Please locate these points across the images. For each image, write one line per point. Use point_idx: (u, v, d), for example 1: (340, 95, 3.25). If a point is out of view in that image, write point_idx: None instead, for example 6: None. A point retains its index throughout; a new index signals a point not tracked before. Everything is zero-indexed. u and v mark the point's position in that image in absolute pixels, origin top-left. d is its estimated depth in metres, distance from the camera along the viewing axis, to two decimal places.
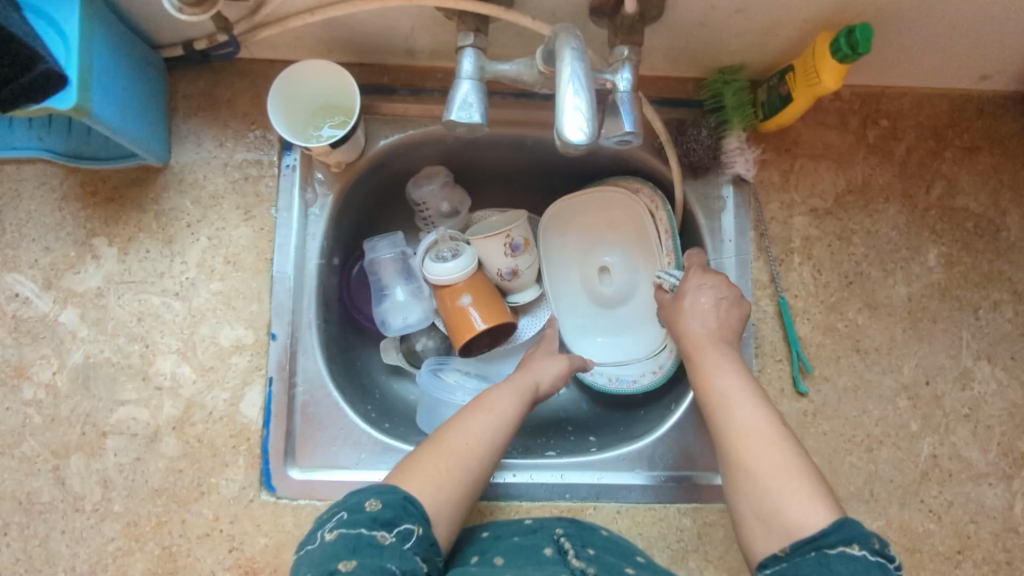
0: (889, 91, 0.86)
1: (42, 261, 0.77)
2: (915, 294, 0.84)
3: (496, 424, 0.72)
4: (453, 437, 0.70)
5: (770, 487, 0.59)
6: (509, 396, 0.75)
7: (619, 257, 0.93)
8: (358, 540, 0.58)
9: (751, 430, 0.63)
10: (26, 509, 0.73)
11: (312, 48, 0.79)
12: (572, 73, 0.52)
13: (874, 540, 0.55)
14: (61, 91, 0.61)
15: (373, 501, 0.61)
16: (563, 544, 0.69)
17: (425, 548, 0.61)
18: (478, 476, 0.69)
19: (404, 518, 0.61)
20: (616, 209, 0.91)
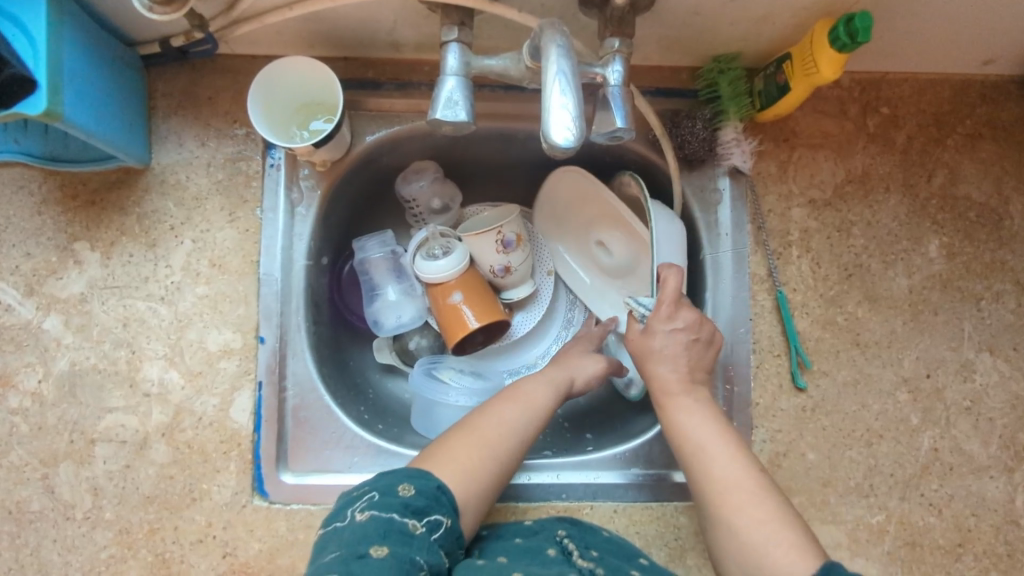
0: (889, 76, 0.83)
1: (23, 267, 0.75)
2: (916, 285, 0.82)
3: (531, 418, 0.72)
4: (487, 426, 0.70)
5: (754, 541, 0.62)
6: (545, 391, 0.75)
7: (615, 232, 0.89)
8: (389, 526, 0.59)
9: (730, 481, 0.65)
10: (16, 518, 0.72)
11: (293, 42, 0.76)
12: (558, 69, 0.50)
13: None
14: (31, 96, 0.59)
15: (407, 487, 0.62)
16: (566, 545, 0.69)
17: (450, 540, 0.62)
18: (507, 467, 0.69)
19: (434, 508, 0.62)
20: (589, 192, 0.89)
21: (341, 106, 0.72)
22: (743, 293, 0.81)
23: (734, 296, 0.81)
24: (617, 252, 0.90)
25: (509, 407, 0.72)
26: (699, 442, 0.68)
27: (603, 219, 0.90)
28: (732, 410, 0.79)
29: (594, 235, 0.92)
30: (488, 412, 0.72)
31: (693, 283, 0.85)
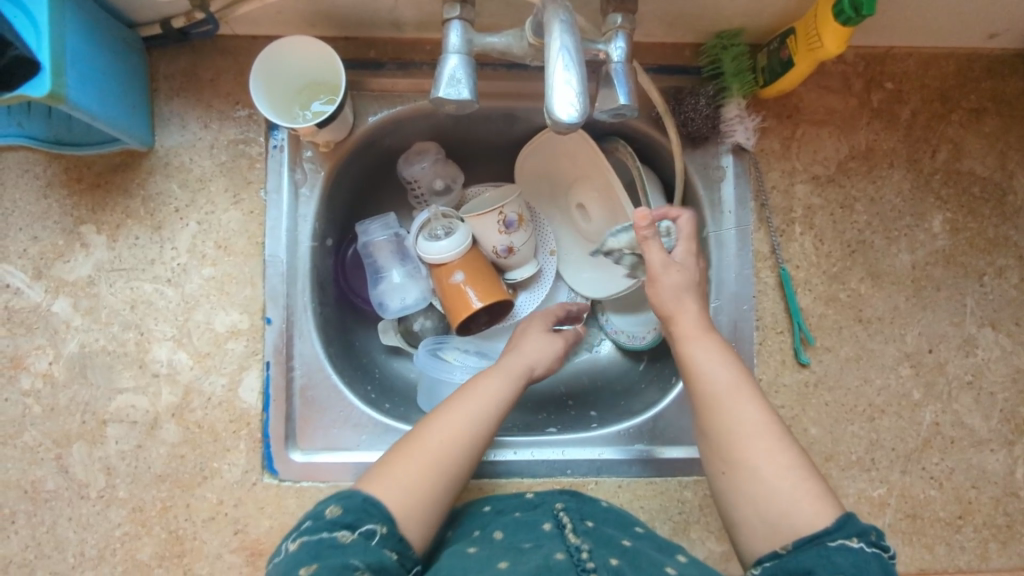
0: (894, 51, 0.83)
1: (30, 251, 0.75)
2: (919, 261, 0.82)
3: (484, 416, 0.70)
4: (432, 428, 0.68)
5: (780, 489, 0.62)
6: (499, 386, 0.72)
7: (593, 196, 0.89)
8: (320, 545, 0.58)
9: (752, 431, 0.64)
10: (31, 497, 0.74)
11: (294, 22, 0.76)
12: (561, 45, 0.49)
13: (870, 531, 0.58)
14: (34, 78, 0.59)
15: (333, 508, 0.61)
16: (562, 519, 0.69)
17: (392, 542, 0.61)
18: (460, 472, 0.67)
19: (365, 518, 0.61)
20: (576, 151, 0.88)
21: (343, 86, 0.71)
22: (746, 271, 0.81)
23: (738, 274, 0.81)
24: (595, 219, 0.90)
25: (456, 405, 0.70)
26: (721, 387, 0.67)
27: (586, 182, 0.89)
28: None
29: (574, 198, 0.92)
30: (437, 414, 0.69)
31: None
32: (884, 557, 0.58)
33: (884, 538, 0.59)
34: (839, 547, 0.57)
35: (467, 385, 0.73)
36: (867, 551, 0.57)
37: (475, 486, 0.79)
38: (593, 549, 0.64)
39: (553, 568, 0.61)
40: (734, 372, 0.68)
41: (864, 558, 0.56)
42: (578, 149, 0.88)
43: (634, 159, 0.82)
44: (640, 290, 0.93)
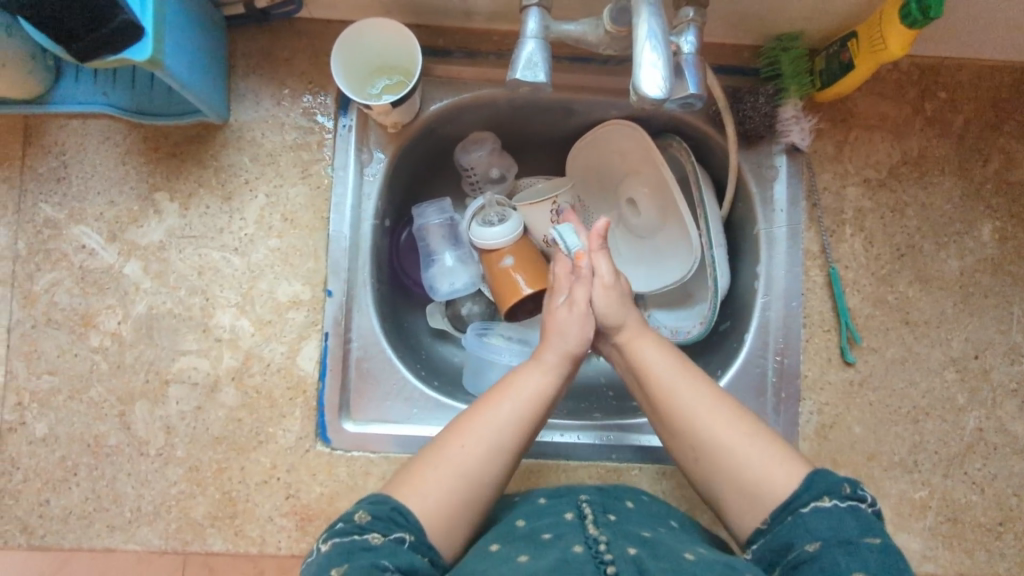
0: (949, 61, 0.84)
1: (107, 214, 0.78)
2: (967, 268, 0.83)
3: (515, 419, 0.68)
4: (454, 440, 0.67)
5: (754, 458, 0.65)
6: (535, 383, 0.71)
7: (646, 190, 0.91)
8: (351, 546, 0.59)
9: (704, 410, 0.68)
10: (94, 451, 0.76)
11: (370, 7, 0.79)
12: (648, 29, 0.53)
13: (844, 486, 0.61)
14: (137, 44, 0.62)
15: (363, 513, 0.62)
16: (584, 510, 0.68)
17: (422, 549, 0.62)
18: (486, 479, 0.66)
19: (395, 526, 0.61)
20: (629, 146, 0.89)
21: (418, 68, 0.74)
22: (795, 268, 0.82)
23: (787, 271, 0.82)
24: (646, 214, 0.92)
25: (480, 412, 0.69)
26: (674, 368, 0.70)
27: (638, 177, 0.91)
28: (781, 382, 0.81)
29: (625, 193, 0.93)
30: (467, 420, 0.68)
31: (746, 258, 0.87)
32: (860, 506, 0.60)
33: (861, 488, 0.62)
34: (812, 512, 0.60)
35: (499, 384, 0.72)
36: (840, 506, 0.60)
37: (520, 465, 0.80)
38: (610, 540, 0.62)
39: (572, 560, 0.58)
40: (678, 360, 0.71)
41: (836, 514, 0.60)
42: (632, 144, 0.89)
43: (691, 156, 0.84)
44: (686, 286, 0.93)
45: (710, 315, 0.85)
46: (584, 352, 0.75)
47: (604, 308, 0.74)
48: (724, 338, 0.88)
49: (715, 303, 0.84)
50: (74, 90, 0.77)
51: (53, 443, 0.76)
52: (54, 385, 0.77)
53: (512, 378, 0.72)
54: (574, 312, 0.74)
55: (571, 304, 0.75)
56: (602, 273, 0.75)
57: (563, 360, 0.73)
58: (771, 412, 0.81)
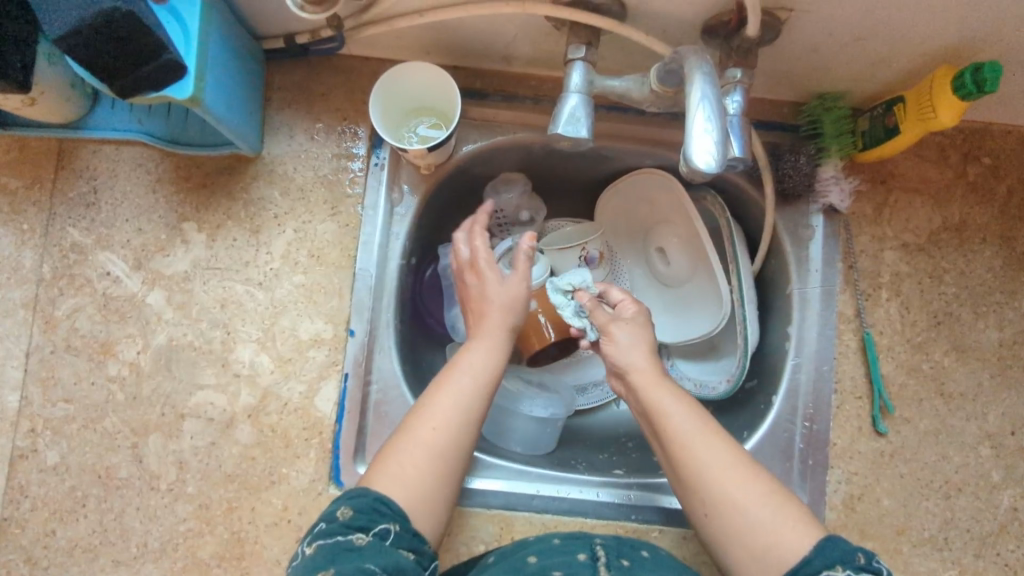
0: (993, 126, 0.83)
1: (133, 242, 0.78)
2: (1006, 339, 0.81)
3: (474, 398, 0.65)
4: (419, 419, 0.64)
5: (764, 519, 0.59)
6: (486, 358, 0.68)
7: (676, 240, 0.89)
8: (335, 548, 0.56)
9: (714, 462, 0.61)
10: (104, 483, 0.75)
11: (410, 47, 0.79)
12: (702, 95, 0.53)
13: (858, 556, 0.55)
14: (179, 82, 0.61)
15: (345, 509, 0.59)
16: (597, 552, 0.65)
17: (408, 540, 0.59)
18: (463, 455, 0.64)
19: (377, 519, 0.58)
20: (659, 195, 0.88)
21: (457, 114, 0.73)
22: (829, 332, 0.80)
23: (819, 334, 0.80)
24: (676, 263, 0.90)
25: (443, 391, 0.65)
26: (697, 421, 0.64)
27: (668, 227, 0.89)
28: (809, 448, 0.79)
29: (655, 241, 0.91)
30: (427, 401, 0.65)
31: (777, 316, 0.85)
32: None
33: (877, 558, 0.55)
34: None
35: (448, 368, 0.68)
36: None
37: (537, 521, 0.77)
38: None
39: None
40: (694, 410, 0.65)
41: None
42: (659, 193, 0.88)
43: (722, 207, 0.83)
44: (712, 339, 0.91)
45: (739, 371, 0.83)
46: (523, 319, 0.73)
47: (623, 349, 0.70)
48: (751, 397, 0.86)
49: (743, 362, 0.82)
50: (110, 118, 0.77)
51: (64, 473, 0.75)
52: (69, 413, 0.75)
53: (461, 357, 0.68)
54: (508, 287, 0.73)
55: (494, 278, 0.74)
56: (617, 339, 0.71)
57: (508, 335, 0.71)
58: (798, 480, 0.78)
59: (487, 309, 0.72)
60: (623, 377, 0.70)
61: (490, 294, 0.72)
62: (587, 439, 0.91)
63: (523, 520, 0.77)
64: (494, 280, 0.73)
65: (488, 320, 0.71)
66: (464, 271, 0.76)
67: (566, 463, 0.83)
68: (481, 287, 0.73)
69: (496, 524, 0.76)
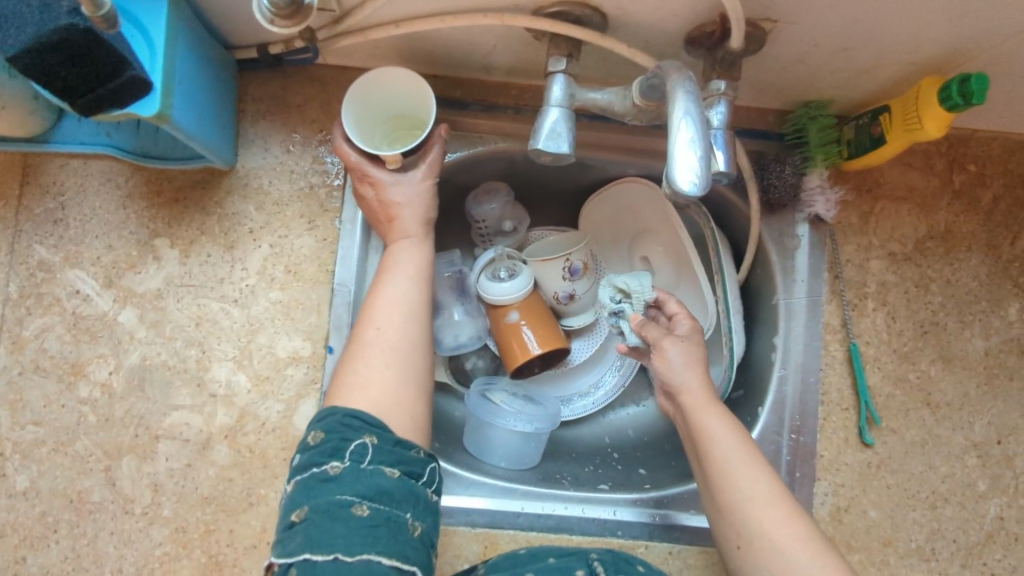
0: (979, 134, 0.82)
1: (104, 259, 0.75)
2: (992, 348, 0.80)
3: (411, 291, 0.68)
4: (364, 328, 0.65)
5: (802, 564, 0.58)
6: (413, 254, 0.71)
7: (661, 249, 0.88)
8: (312, 480, 0.55)
9: (756, 496, 0.61)
10: (76, 508, 0.73)
11: (387, 57, 0.77)
12: (685, 111, 0.52)
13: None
14: (145, 98, 0.59)
15: (317, 433, 0.58)
16: (595, 567, 0.66)
17: (389, 451, 0.57)
18: (421, 340, 0.66)
19: (350, 439, 0.57)
20: (642, 204, 0.87)
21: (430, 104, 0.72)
22: (815, 343, 0.79)
23: (805, 345, 0.79)
24: (661, 273, 0.89)
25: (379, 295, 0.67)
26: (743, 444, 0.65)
27: (652, 236, 0.88)
28: (796, 461, 0.78)
29: (639, 251, 0.90)
30: (367, 309, 0.67)
31: (763, 327, 0.84)
32: None
33: None
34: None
35: (379, 277, 0.69)
36: None
37: (521, 538, 0.76)
38: None
39: None
40: (740, 435, 0.65)
41: None
42: (642, 201, 0.86)
43: (708, 217, 0.81)
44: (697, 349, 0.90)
45: (725, 383, 0.82)
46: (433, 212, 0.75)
47: (678, 367, 0.68)
48: (737, 408, 0.85)
49: (729, 374, 0.81)
50: (77, 130, 0.75)
51: (34, 498, 0.73)
52: (39, 436, 0.73)
53: (390, 259, 0.71)
54: (411, 185, 0.73)
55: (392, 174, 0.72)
56: (670, 356, 0.69)
57: (425, 228, 0.73)
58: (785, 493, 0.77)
59: (397, 212, 0.72)
60: (674, 397, 0.69)
61: (395, 196, 0.72)
62: (573, 451, 0.90)
63: (508, 538, 0.76)
64: (394, 180, 0.72)
65: (401, 222, 0.72)
66: (355, 181, 0.72)
67: (550, 478, 0.82)
68: (379, 191, 0.72)
69: (480, 543, 0.75)
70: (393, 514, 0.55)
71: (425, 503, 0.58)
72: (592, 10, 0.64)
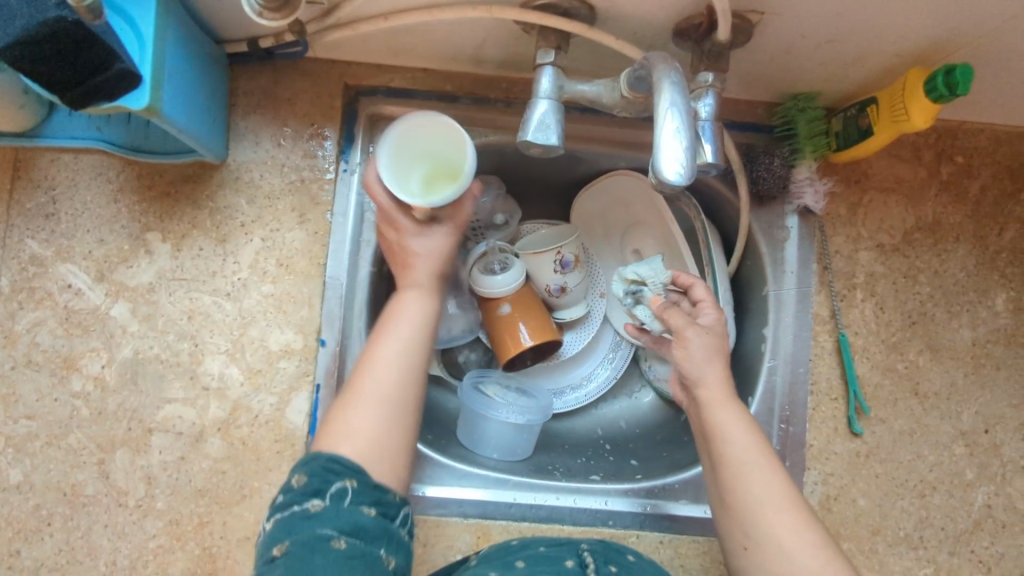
0: (967, 126, 0.82)
1: (95, 253, 0.76)
2: (979, 338, 0.81)
3: (412, 346, 0.67)
4: (361, 376, 0.65)
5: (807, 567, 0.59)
6: (422, 308, 0.70)
7: (652, 242, 0.89)
8: (293, 518, 0.56)
9: (769, 500, 0.62)
10: (70, 500, 0.73)
11: (378, 51, 0.77)
12: (671, 102, 0.52)
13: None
14: (133, 91, 0.60)
15: (300, 476, 0.59)
16: (585, 558, 0.66)
17: (368, 494, 0.58)
18: (411, 402, 0.65)
19: (331, 481, 0.58)
20: (633, 196, 0.88)
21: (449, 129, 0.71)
22: (804, 334, 0.80)
23: (795, 336, 0.80)
24: None
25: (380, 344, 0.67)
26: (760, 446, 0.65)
27: (643, 229, 0.89)
28: (786, 451, 0.78)
29: (631, 244, 0.91)
30: (367, 355, 0.66)
31: (753, 318, 0.84)
32: None
33: None
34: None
35: (384, 322, 0.69)
36: None
37: (514, 529, 0.76)
38: None
39: None
40: (755, 436, 0.65)
41: None
42: (634, 194, 0.87)
43: (699, 209, 0.81)
44: None
45: None
46: (449, 269, 0.74)
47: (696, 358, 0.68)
48: None
49: None
50: (67, 125, 0.75)
51: (27, 491, 0.73)
52: (31, 430, 0.73)
53: (394, 307, 0.69)
54: (433, 238, 0.72)
55: (415, 225, 0.71)
56: (688, 345, 0.68)
57: (437, 282, 0.72)
58: None
59: (413, 260, 0.71)
60: (690, 388, 0.69)
61: (415, 245, 0.71)
62: (565, 443, 0.90)
63: (500, 528, 0.76)
64: (418, 230, 0.72)
65: (414, 271, 0.71)
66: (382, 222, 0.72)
67: (543, 469, 0.83)
68: (401, 236, 0.72)
69: (473, 532, 0.76)
70: (368, 550, 0.56)
71: (399, 541, 0.59)
72: (580, 3, 0.64)
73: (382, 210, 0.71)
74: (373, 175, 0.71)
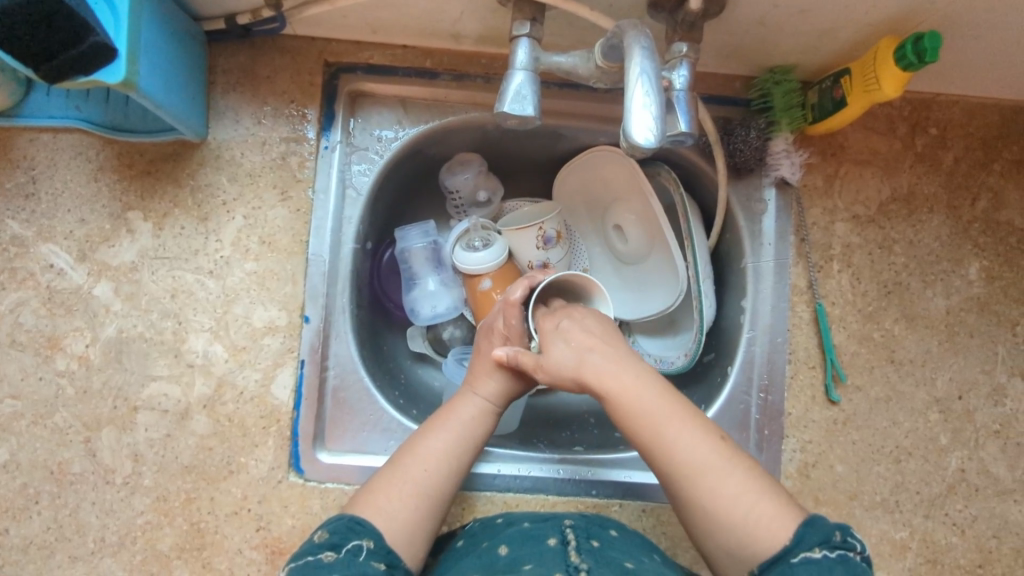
0: (940, 98, 0.84)
1: (77, 233, 0.76)
2: (953, 307, 0.83)
3: (460, 447, 0.70)
4: (410, 462, 0.68)
5: (743, 509, 0.60)
6: (478, 415, 0.73)
7: (633, 216, 0.89)
8: (306, 567, 0.60)
9: (689, 453, 0.62)
10: (57, 479, 0.73)
11: (356, 27, 0.77)
12: (641, 69, 0.53)
13: (835, 534, 0.57)
14: (110, 64, 0.60)
15: (322, 532, 0.64)
16: (567, 536, 0.65)
17: (381, 555, 0.62)
18: (443, 499, 0.68)
19: (350, 537, 0.62)
20: (610, 170, 0.88)
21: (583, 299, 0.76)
22: (783, 304, 0.81)
23: (773, 307, 0.81)
24: (632, 240, 0.90)
25: (435, 435, 0.70)
26: (647, 416, 0.63)
27: (624, 204, 0.89)
28: (765, 419, 0.80)
29: (612, 219, 0.91)
30: (420, 443, 0.70)
31: (734, 290, 0.86)
32: (850, 556, 0.56)
33: (851, 533, 0.58)
34: (802, 562, 0.56)
35: (439, 416, 0.72)
36: (829, 558, 0.56)
37: (498, 499, 0.77)
38: (592, 568, 0.60)
39: None
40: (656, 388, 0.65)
41: (823, 565, 0.55)
42: (614, 170, 0.88)
43: (679, 183, 0.83)
44: (670, 314, 0.92)
45: (697, 346, 0.83)
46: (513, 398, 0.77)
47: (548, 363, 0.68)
48: (710, 370, 0.87)
49: (700, 336, 0.82)
50: (45, 104, 0.75)
51: (15, 470, 0.73)
52: (17, 410, 0.74)
53: (455, 407, 0.73)
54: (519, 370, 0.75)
55: None
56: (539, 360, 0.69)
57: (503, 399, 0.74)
58: (754, 450, 0.80)
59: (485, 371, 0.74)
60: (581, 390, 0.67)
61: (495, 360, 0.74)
62: (551, 418, 0.92)
63: (485, 499, 0.77)
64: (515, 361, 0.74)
65: (483, 379, 0.74)
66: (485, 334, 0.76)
67: (528, 443, 0.84)
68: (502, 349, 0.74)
69: (459, 504, 0.77)
70: None
71: None
72: None
73: (505, 327, 0.73)
74: (520, 297, 0.73)
